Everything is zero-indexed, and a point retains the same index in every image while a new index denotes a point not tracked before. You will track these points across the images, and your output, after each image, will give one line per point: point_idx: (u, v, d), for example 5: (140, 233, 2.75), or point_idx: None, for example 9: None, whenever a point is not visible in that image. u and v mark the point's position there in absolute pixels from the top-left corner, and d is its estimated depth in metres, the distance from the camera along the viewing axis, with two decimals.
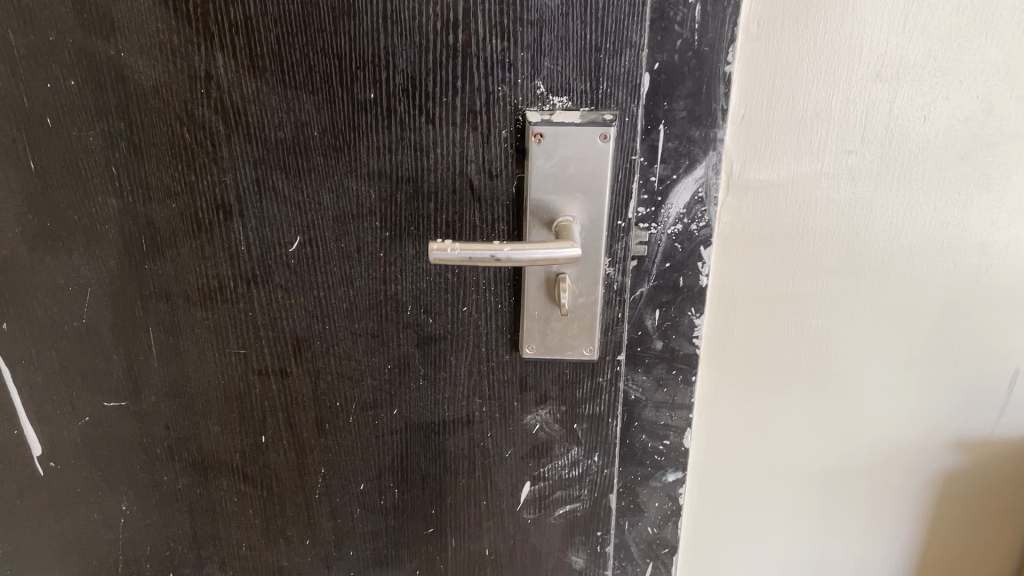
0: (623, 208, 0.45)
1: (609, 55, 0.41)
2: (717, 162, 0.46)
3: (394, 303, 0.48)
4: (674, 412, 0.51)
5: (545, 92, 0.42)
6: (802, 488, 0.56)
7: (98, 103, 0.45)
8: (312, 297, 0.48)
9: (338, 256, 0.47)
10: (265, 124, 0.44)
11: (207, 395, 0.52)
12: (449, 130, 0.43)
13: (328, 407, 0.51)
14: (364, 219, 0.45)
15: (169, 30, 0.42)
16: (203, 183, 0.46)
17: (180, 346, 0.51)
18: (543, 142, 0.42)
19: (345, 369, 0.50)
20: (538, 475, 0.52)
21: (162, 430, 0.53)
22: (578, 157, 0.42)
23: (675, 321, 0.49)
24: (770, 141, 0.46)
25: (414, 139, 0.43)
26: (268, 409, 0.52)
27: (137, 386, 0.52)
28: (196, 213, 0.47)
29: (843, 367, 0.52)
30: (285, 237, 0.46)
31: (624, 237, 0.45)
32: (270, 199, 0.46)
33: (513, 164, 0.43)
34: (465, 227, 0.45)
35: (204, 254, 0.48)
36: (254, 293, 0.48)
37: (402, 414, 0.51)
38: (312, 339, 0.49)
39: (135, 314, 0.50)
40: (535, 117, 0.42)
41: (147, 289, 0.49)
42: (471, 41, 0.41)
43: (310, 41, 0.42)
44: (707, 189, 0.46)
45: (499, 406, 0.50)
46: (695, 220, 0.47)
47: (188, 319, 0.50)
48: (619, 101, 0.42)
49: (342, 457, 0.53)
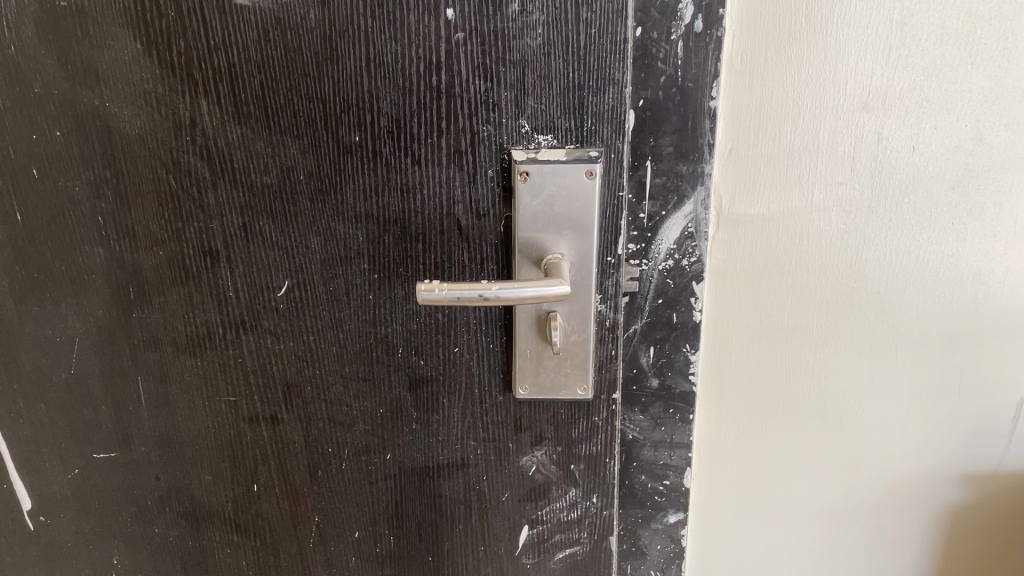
0: (613, 245, 0.44)
1: (593, 93, 0.41)
2: (707, 198, 0.46)
3: (384, 346, 0.47)
4: (672, 451, 0.52)
5: (530, 131, 0.42)
6: (805, 523, 0.55)
7: (84, 152, 0.45)
8: (302, 341, 0.48)
9: (327, 299, 0.46)
10: (251, 169, 0.44)
11: (198, 444, 0.51)
12: (435, 171, 0.43)
13: (321, 453, 0.51)
14: (353, 261, 0.45)
15: (153, 79, 0.42)
16: (190, 230, 0.46)
17: (170, 395, 0.50)
18: (529, 180, 0.42)
19: (336, 414, 0.50)
20: (536, 518, 0.51)
21: (152, 480, 0.52)
22: (565, 195, 0.42)
23: (671, 357, 0.49)
24: (758, 175, 0.46)
25: (401, 180, 0.43)
26: (259, 457, 0.51)
27: (126, 436, 0.51)
28: (183, 260, 0.46)
29: (843, 400, 0.52)
30: (274, 281, 0.46)
31: (615, 273, 0.45)
32: (257, 244, 0.45)
33: (501, 203, 0.43)
34: (454, 266, 0.45)
35: (193, 302, 0.47)
36: (244, 340, 0.48)
37: (395, 458, 0.51)
38: (302, 384, 0.49)
39: (125, 363, 0.50)
40: (521, 155, 0.42)
41: (136, 338, 0.49)
42: (454, 83, 0.41)
43: (294, 85, 0.42)
44: (697, 224, 0.46)
45: (494, 449, 0.50)
46: (686, 255, 0.47)
47: (178, 367, 0.49)
48: (604, 138, 0.42)
49: (336, 504, 0.52)
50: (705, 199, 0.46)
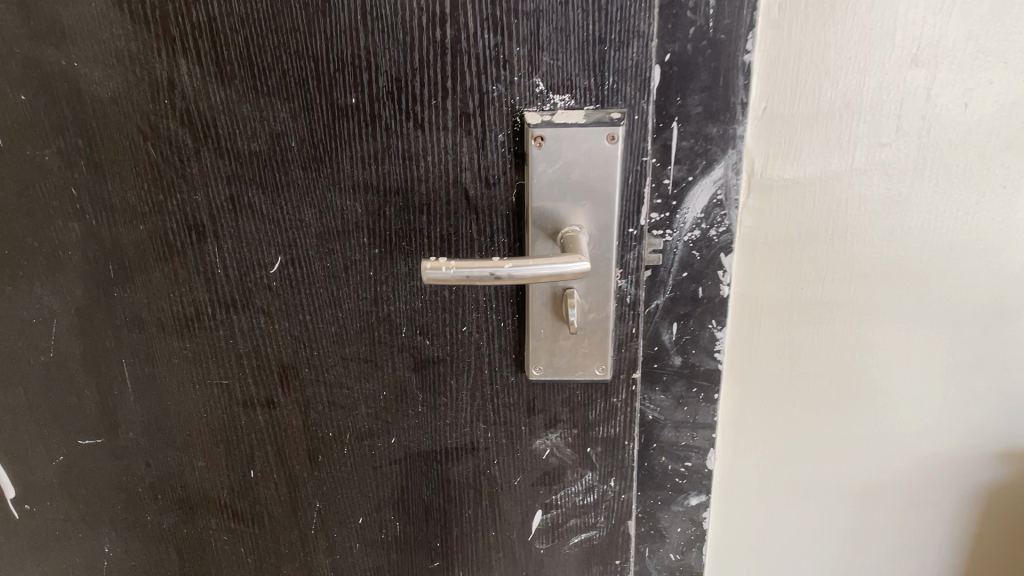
0: (634, 215, 0.40)
1: (615, 47, 0.37)
2: (738, 161, 0.42)
3: (387, 326, 0.44)
4: (695, 431, 0.49)
5: (545, 90, 0.38)
6: (833, 503, 0.52)
7: (53, 117, 0.41)
8: (298, 321, 0.44)
9: (324, 276, 0.43)
10: (237, 136, 0.39)
11: (189, 429, 0.48)
12: (441, 135, 0.39)
13: (321, 437, 0.48)
14: (351, 235, 0.42)
15: (126, 36, 0.38)
16: (172, 203, 0.41)
17: (157, 379, 0.46)
18: (544, 145, 0.38)
19: (336, 398, 0.47)
20: (550, 503, 0.50)
21: (142, 467, 0.49)
22: (583, 161, 0.38)
23: (695, 334, 0.46)
24: (795, 137, 0.41)
25: (402, 146, 0.39)
26: (256, 444, 0.48)
27: (113, 422, 0.48)
28: (167, 235, 0.42)
29: (877, 376, 0.48)
30: (266, 257, 0.42)
31: (636, 245, 0.41)
32: (246, 218, 0.41)
33: (512, 170, 0.39)
34: (462, 240, 0.41)
35: (178, 280, 0.43)
36: (235, 320, 0.44)
37: (401, 443, 0.48)
38: (299, 366, 0.45)
39: (107, 346, 0.46)
40: (535, 118, 0.38)
41: (118, 319, 0.45)
42: (460, 37, 0.37)
43: (282, 42, 0.37)
44: (727, 191, 0.42)
45: (506, 432, 0.48)
46: (714, 225, 0.43)
47: (165, 350, 0.45)
48: (627, 98, 0.38)
49: (338, 490, 0.50)
50: (736, 161, 0.42)
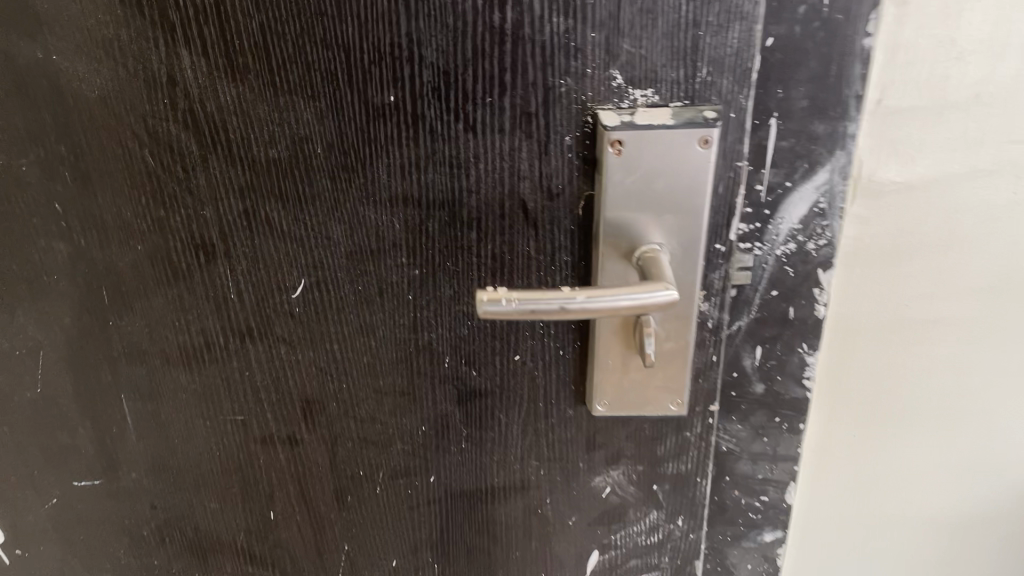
0: (723, 229, 0.36)
1: (712, 32, 0.30)
2: (845, 165, 0.34)
3: (428, 355, 0.38)
4: (776, 464, 0.41)
5: (623, 84, 0.31)
6: (926, 540, 0.46)
7: (31, 120, 0.34)
8: (323, 351, 0.38)
9: (355, 300, 0.36)
10: (252, 141, 0.33)
11: (200, 469, 0.42)
12: (497, 139, 0.33)
13: (350, 477, 0.42)
14: (388, 254, 0.35)
15: (115, 22, 0.31)
16: (175, 220, 0.35)
17: (162, 415, 0.40)
18: (623, 151, 0.32)
19: (367, 434, 0.41)
20: (609, 543, 0.44)
21: (147, 509, 0.43)
22: (668, 169, 0.32)
23: (782, 360, 0.39)
24: (913, 134, 0.35)
25: (450, 152, 0.33)
26: (276, 482, 0.42)
27: (113, 462, 0.42)
28: (169, 256, 0.36)
29: (989, 404, 0.42)
30: (287, 280, 0.36)
31: (724, 264, 0.36)
32: (263, 236, 0.35)
33: (580, 178, 0.33)
34: (517, 259, 0.35)
35: (184, 307, 0.37)
36: (250, 350, 0.38)
37: (441, 482, 0.42)
38: (326, 401, 0.39)
39: (103, 381, 0.39)
40: (612, 119, 0.32)
41: (115, 351, 0.38)
42: (523, 22, 0.30)
43: (306, 28, 0.31)
44: (831, 197, 0.35)
45: (561, 470, 0.42)
46: (812, 237, 0.36)
47: (170, 384, 0.39)
48: (722, 92, 0.31)
49: (369, 532, 0.44)
50: (843, 165, 0.34)
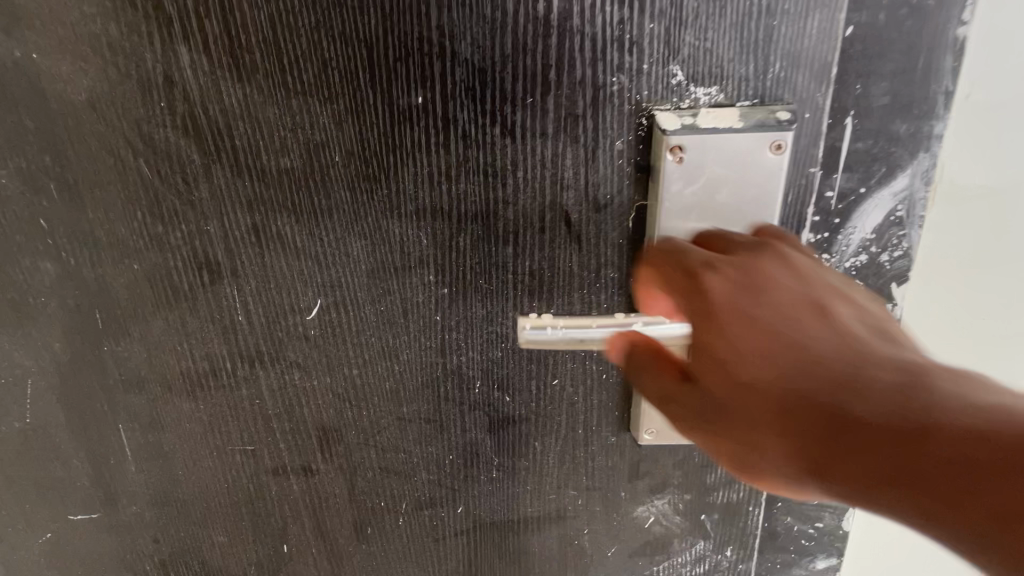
0: None
1: (788, 22, 0.27)
2: (929, 170, 0.29)
3: (457, 380, 0.34)
4: None
5: (684, 82, 0.28)
6: None
7: (6, 127, 0.30)
8: (341, 375, 0.34)
9: (376, 322, 0.33)
10: (260, 148, 0.29)
11: (207, 501, 0.38)
12: (538, 144, 0.29)
13: (370, 508, 0.38)
14: (412, 272, 0.32)
15: (101, 15, 0.27)
16: (175, 236, 0.31)
17: (165, 445, 0.36)
18: (684, 158, 0.28)
19: (389, 463, 0.37)
20: (650, 573, 0.41)
21: (150, 543, 0.40)
22: (734, 178, 0.28)
23: None
24: (1010, 133, 0.30)
25: (484, 159, 0.29)
26: (290, 514, 0.39)
27: (112, 495, 0.38)
28: (170, 276, 0.32)
29: None
30: (301, 300, 0.32)
31: None
32: (274, 253, 0.31)
33: (632, 187, 0.29)
34: (558, 276, 0.31)
35: (186, 330, 0.33)
36: (261, 376, 0.34)
37: (469, 512, 0.39)
38: (343, 429, 0.36)
39: (98, 410, 0.36)
40: (672, 121, 0.28)
41: (111, 378, 0.35)
42: (572, 12, 0.26)
43: (323, 21, 0.27)
44: (910, 205, 0.30)
45: (601, 499, 0.38)
46: (887, 248, 0.31)
47: (173, 412, 0.35)
48: (796, 90, 0.28)
49: (391, 564, 0.40)
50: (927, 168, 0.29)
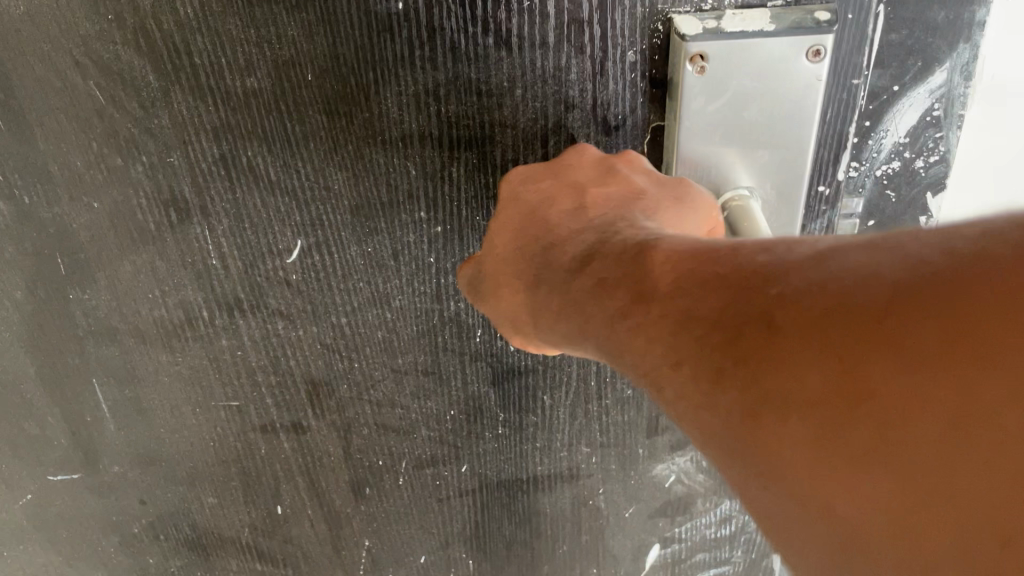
0: (830, 167, 0.27)
1: None
2: (970, 63, 0.25)
3: (456, 328, 0.31)
4: None
5: None
6: None
7: None
8: (329, 324, 0.31)
9: (364, 265, 0.30)
10: (222, 67, 0.26)
11: (193, 460, 0.36)
12: (540, 56, 0.25)
13: (368, 467, 0.36)
14: (401, 208, 0.28)
15: None
16: (137, 169, 0.28)
17: (144, 401, 0.34)
18: (708, 70, 0.24)
19: (386, 420, 0.34)
20: (671, 537, 0.38)
21: (136, 504, 0.37)
22: (764, 92, 0.24)
23: None
24: None
25: (476, 75, 0.26)
26: (282, 474, 0.36)
27: (92, 454, 0.36)
28: (134, 215, 0.29)
29: None
30: (280, 242, 0.29)
31: (828, 211, 0.28)
32: (247, 187, 0.28)
33: (649, 104, 0.26)
34: None
35: (157, 276, 0.30)
36: (241, 325, 0.31)
37: (473, 471, 0.36)
38: (334, 382, 0.33)
39: (70, 364, 0.33)
40: (693, 27, 0.24)
41: (80, 329, 0.32)
42: None
43: None
44: (948, 103, 0.26)
45: (617, 457, 0.35)
46: (923, 153, 0.26)
47: (150, 365, 0.33)
48: None
49: (392, 526, 0.38)
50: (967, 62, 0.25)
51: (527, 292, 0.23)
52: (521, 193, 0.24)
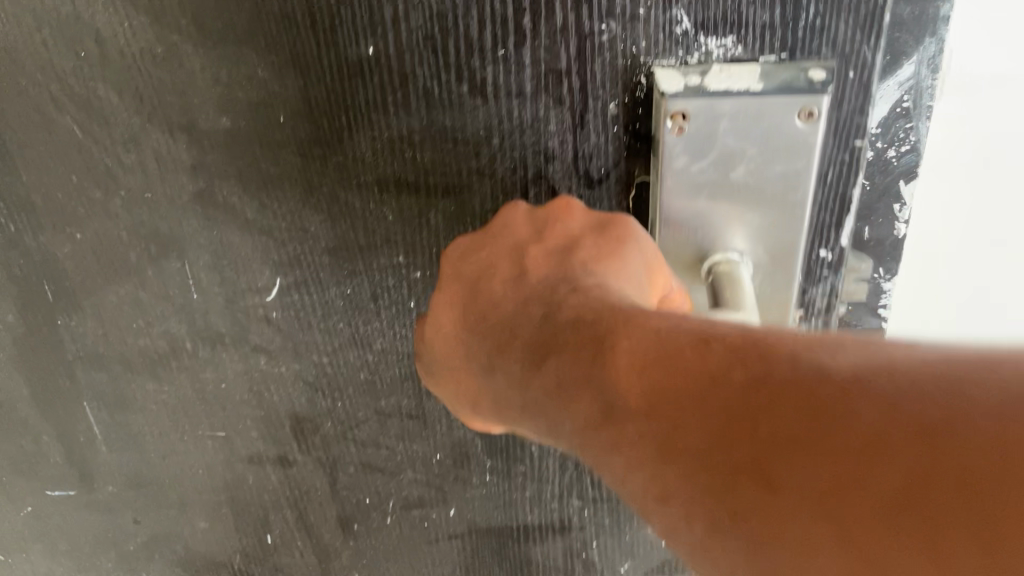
0: (832, 230, 0.25)
1: None
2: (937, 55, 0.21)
3: None
4: None
5: (691, 32, 0.22)
6: None
7: None
8: (311, 363, 0.30)
9: (343, 307, 0.29)
10: (193, 106, 0.25)
11: (183, 485, 0.35)
12: (517, 106, 0.24)
13: (355, 503, 0.35)
14: (379, 252, 0.27)
15: None
16: (115, 203, 0.27)
17: (133, 426, 0.34)
18: (689, 128, 0.22)
19: (372, 459, 0.33)
20: None
21: (130, 523, 0.37)
22: (754, 155, 0.23)
23: None
24: None
25: (451, 123, 0.24)
26: (271, 504, 0.36)
27: (86, 473, 0.36)
28: (115, 247, 0.28)
29: None
30: (259, 279, 0.28)
31: (830, 276, 0.26)
32: (223, 225, 0.27)
33: (633, 160, 0.24)
34: None
35: (140, 307, 0.30)
36: (224, 359, 0.31)
37: (462, 515, 0.35)
38: (318, 419, 0.32)
39: (60, 386, 0.33)
40: (674, 83, 0.22)
41: (69, 354, 0.32)
42: None
43: None
44: (917, 96, 0.22)
45: (611, 512, 0.33)
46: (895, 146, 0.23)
47: (137, 392, 0.32)
48: (837, 42, 0.22)
49: (381, 563, 0.37)
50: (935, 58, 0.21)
51: (482, 375, 0.23)
52: (465, 268, 0.24)
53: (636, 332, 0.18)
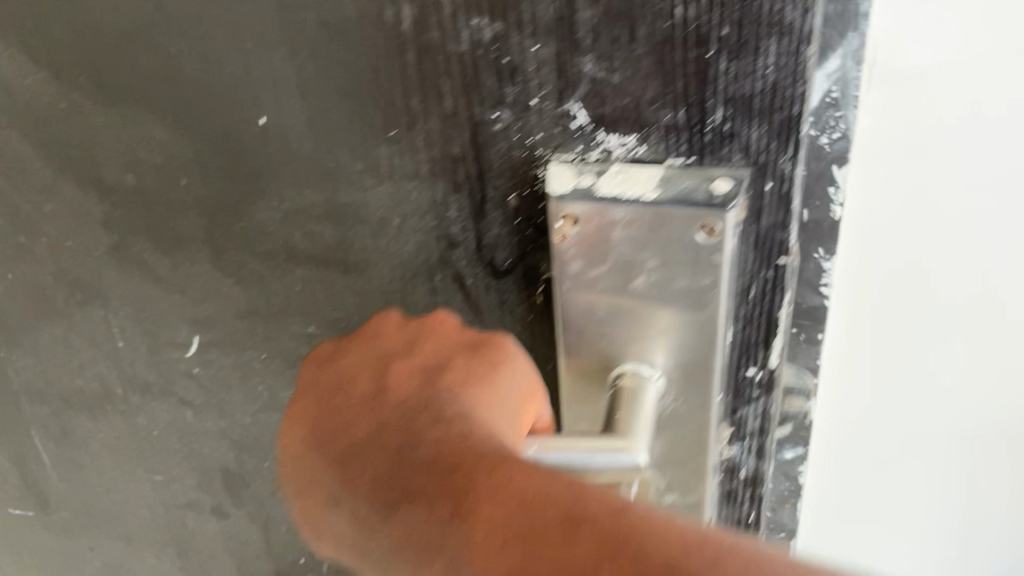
0: (760, 350, 0.22)
1: (728, 53, 0.18)
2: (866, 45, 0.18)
3: None
4: None
5: (588, 128, 0.20)
6: None
7: None
8: (234, 419, 0.30)
9: (260, 370, 0.28)
10: (100, 161, 0.24)
11: (128, 520, 0.35)
12: (413, 189, 0.22)
13: (288, 561, 0.33)
14: (290, 320, 0.26)
15: None
16: (39, 248, 0.27)
17: (77, 459, 0.34)
18: (581, 231, 0.21)
19: None
20: None
21: (85, 549, 0.38)
22: (653, 268, 0.20)
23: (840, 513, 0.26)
24: None
25: (348, 200, 0.23)
26: (211, 549, 0.35)
27: (40, 497, 0.36)
28: (43, 289, 0.28)
29: None
30: (178, 334, 0.28)
31: (761, 397, 0.23)
32: (139, 278, 0.27)
33: (538, 254, 0.22)
34: None
35: (71, 348, 0.30)
36: (152, 407, 0.30)
37: None
38: (247, 475, 0.31)
39: (10, 414, 0.33)
40: (565, 183, 0.20)
41: (14, 385, 0.32)
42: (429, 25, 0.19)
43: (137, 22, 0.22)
44: (849, 83, 0.18)
45: None
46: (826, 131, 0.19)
47: (77, 428, 0.32)
48: (752, 151, 0.19)
49: None
50: (860, 50, 0.18)
51: (336, 498, 0.21)
52: (332, 377, 0.23)
53: (504, 499, 0.17)
